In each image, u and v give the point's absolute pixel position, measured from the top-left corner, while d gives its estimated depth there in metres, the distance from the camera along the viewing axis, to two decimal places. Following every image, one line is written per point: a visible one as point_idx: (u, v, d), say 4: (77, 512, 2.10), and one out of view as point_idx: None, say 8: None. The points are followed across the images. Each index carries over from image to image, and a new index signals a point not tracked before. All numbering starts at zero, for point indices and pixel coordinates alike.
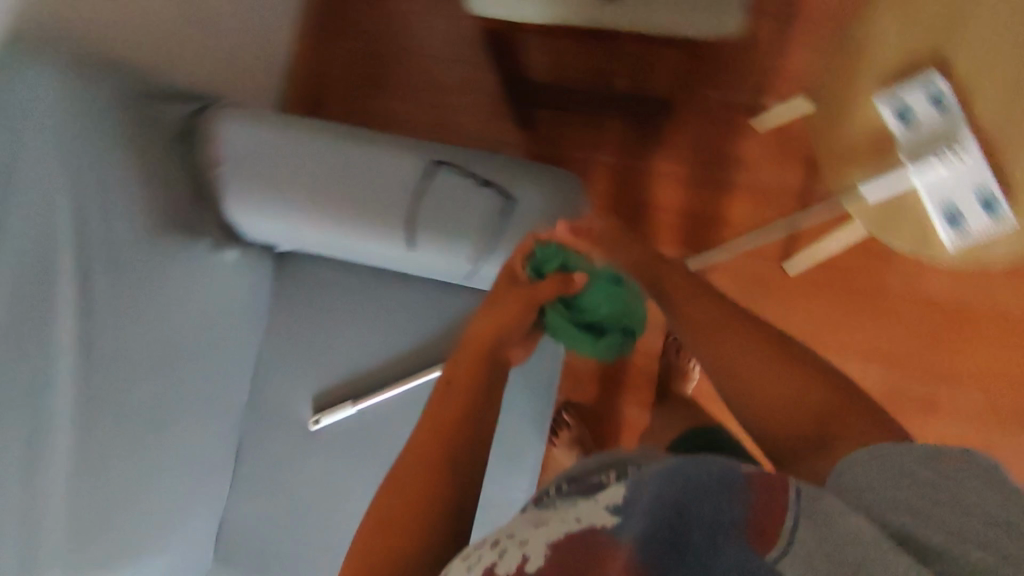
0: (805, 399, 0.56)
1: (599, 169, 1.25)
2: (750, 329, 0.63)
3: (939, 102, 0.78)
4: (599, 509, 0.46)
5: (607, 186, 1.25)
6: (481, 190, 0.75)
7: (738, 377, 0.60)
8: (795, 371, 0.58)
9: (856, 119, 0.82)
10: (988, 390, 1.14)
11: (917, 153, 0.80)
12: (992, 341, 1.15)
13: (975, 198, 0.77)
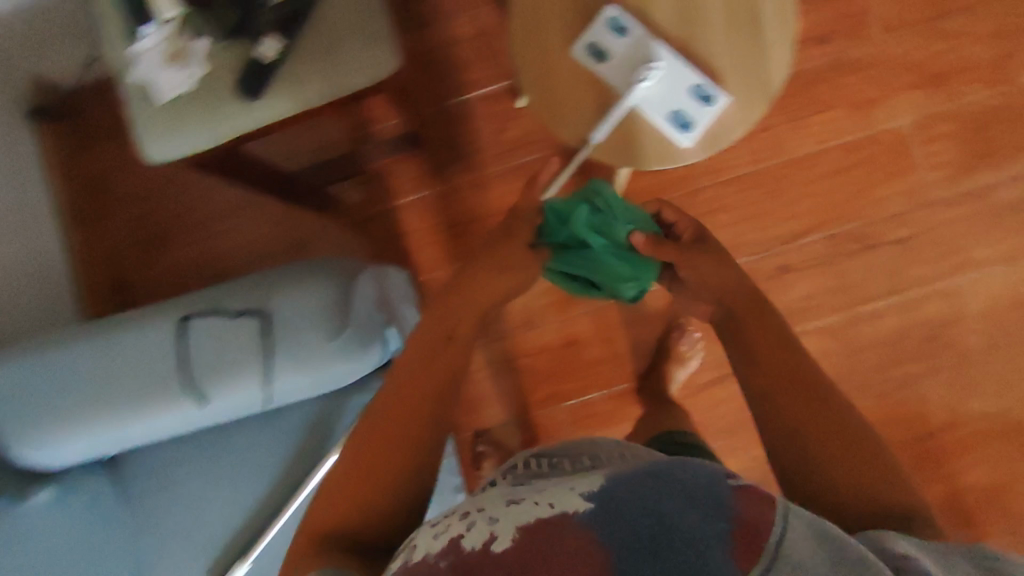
0: (877, 485, 0.52)
1: (406, 213, 1.27)
2: (828, 416, 0.56)
3: (620, 28, 0.84)
4: (571, 497, 0.46)
5: (422, 225, 1.27)
6: (245, 314, 0.75)
7: (831, 474, 0.53)
8: (876, 459, 0.53)
9: (563, 74, 0.85)
10: (823, 233, 1.19)
11: (624, 79, 0.84)
12: (802, 189, 1.20)
13: (687, 95, 0.83)
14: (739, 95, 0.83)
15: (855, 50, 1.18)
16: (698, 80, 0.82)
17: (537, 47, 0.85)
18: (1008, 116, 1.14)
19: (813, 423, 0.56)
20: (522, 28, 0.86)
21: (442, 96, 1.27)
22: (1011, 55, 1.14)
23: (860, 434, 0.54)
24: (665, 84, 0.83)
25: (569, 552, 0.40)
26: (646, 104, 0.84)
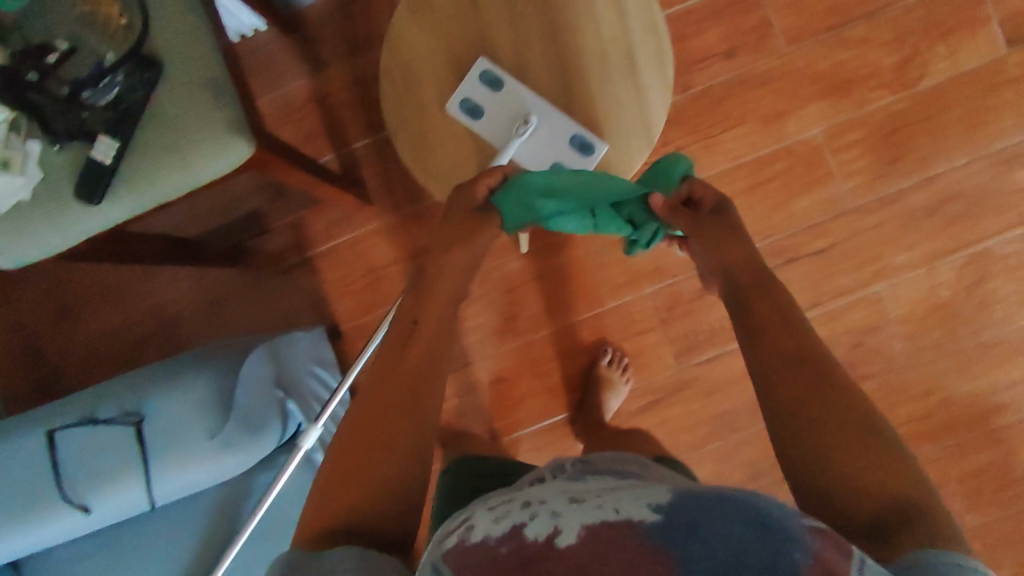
0: (875, 483, 0.49)
1: (321, 262, 1.26)
2: (833, 413, 0.54)
3: (492, 83, 0.81)
4: (640, 505, 0.44)
5: (339, 273, 1.26)
6: (116, 417, 0.75)
7: (832, 471, 0.51)
8: (884, 456, 0.51)
9: (439, 134, 0.83)
10: None
11: (500, 136, 0.82)
12: None
13: (568, 145, 0.81)
14: (621, 143, 0.81)
15: (760, 63, 1.17)
16: (576, 131, 0.81)
17: (410, 108, 0.83)
18: (915, 119, 1.13)
19: (822, 410, 0.54)
20: (392, 90, 0.83)
21: (348, 139, 1.24)
22: (913, 58, 1.13)
23: (876, 429, 0.52)
24: (543, 138, 0.82)
25: (626, 550, 0.40)
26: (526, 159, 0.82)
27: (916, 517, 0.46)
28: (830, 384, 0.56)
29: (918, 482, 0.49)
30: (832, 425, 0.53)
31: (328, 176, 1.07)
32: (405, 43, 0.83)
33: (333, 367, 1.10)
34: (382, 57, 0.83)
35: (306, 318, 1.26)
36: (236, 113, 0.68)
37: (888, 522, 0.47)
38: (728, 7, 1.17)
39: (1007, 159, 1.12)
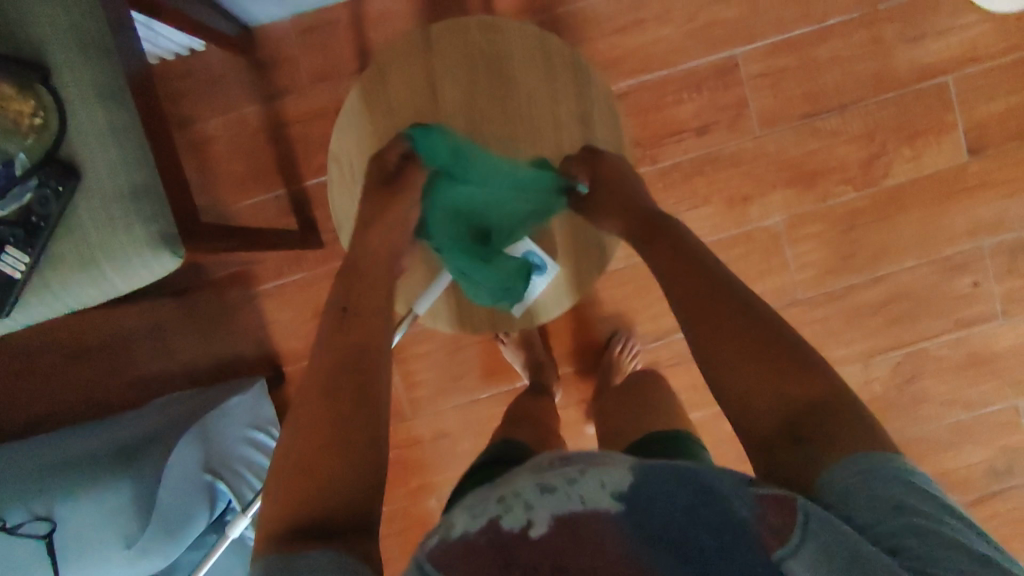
0: (787, 397, 0.52)
1: (267, 301, 1.21)
2: (741, 335, 0.56)
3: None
4: (600, 486, 0.47)
5: (286, 314, 1.21)
6: (24, 520, 0.77)
7: (752, 395, 0.54)
8: (801, 375, 0.53)
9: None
10: None
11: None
12: None
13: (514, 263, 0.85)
14: (570, 266, 0.86)
15: (732, 143, 1.15)
16: (530, 250, 0.85)
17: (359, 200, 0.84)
18: (873, 217, 1.14)
19: (731, 344, 0.56)
20: (341, 180, 0.83)
21: (303, 176, 1.18)
22: (879, 156, 1.13)
23: (784, 345, 0.54)
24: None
25: (598, 540, 0.44)
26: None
27: (823, 424, 0.50)
28: (743, 317, 0.57)
29: (828, 384, 0.52)
30: (744, 355, 0.55)
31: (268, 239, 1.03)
32: (359, 132, 0.83)
33: (275, 424, 1.06)
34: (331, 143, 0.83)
35: (251, 357, 1.22)
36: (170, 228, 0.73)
37: (803, 431, 0.51)
38: (706, 82, 1.14)
39: (953, 266, 1.15)
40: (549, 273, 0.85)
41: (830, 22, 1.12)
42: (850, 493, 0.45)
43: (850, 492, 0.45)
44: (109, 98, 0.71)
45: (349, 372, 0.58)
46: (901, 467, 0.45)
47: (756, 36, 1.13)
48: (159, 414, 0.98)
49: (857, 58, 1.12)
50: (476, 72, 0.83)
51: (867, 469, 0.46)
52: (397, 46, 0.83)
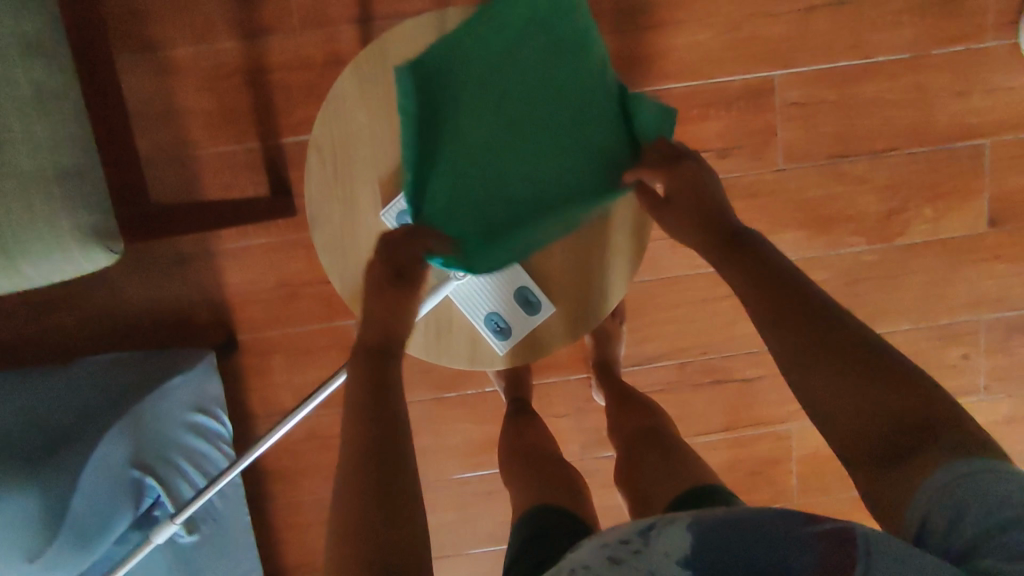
0: (885, 416, 0.48)
1: (225, 262, 1.08)
2: (814, 346, 0.52)
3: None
4: (665, 558, 0.43)
5: (244, 279, 1.09)
6: None
7: (836, 415, 0.50)
8: (880, 385, 0.49)
9: (366, 238, 0.79)
10: (675, 359, 1.12)
11: (438, 263, 0.78)
12: (665, 313, 1.11)
13: (514, 298, 0.79)
14: (567, 305, 0.80)
15: (751, 172, 1.07)
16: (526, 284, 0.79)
17: (339, 197, 0.78)
18: (880, 273, 1.09)
19: (818, 363, 0.51)
20: (323, 175, 0.78)
21: (280, 132, 1.04)
22: (899, 212, 1.08)
23: (878, 363, 0.50)
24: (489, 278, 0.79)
25: None
26: (466, 297, 0.79)
27: (918, 433, 0.47)
28: (819, 326, 0.53)
29: (916, 386, 0.48)
30: (841, 379, 0.50)
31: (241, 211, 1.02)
32: (351, 123, 0.77)
33: (220, 401, 0.98)
34: (314, 131, 0.77)
35: (200, 321, 1.10)
36: (109, 226, 0.75)
37: (903, 438, 0.47)
38: (737, 101, 1.05)
39: (947, 335, 1.11)
40: (542, 311, 0.79)
41: (878, 59, 1.03)
42: (936, 513, 0.43)
43: (930, 507, 0.43)
44: (53, 70, 0.71)
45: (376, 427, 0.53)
46: (987, 466, 0.43)
47: (798, 60, 1.03)
48: (91, 381, 0.88)
49: (898, 104, 1.04)
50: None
51: (962, 479, 0.43)
52: (411, 34, 0.76)
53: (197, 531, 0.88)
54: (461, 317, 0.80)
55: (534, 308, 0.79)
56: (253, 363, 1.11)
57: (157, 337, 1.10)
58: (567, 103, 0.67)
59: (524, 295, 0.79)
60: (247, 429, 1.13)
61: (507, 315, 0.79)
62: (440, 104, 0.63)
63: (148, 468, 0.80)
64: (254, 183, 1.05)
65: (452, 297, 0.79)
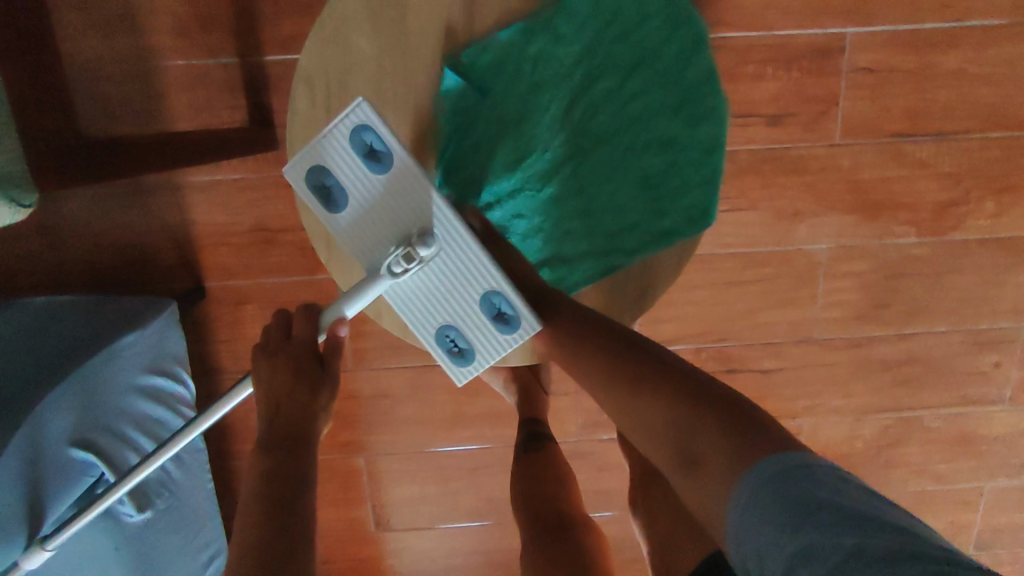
0: (683, 421, 0.50)
1: (192, 197, 0.93)
2: (629, 372, 0.54)
3: (371, 159, 0.59)
4: None
5: (214, 219, 0.94)
6: None
7: (647, 423, 0.52)
8: (673, 396, 0.51)
9: None
10: (689, 344, 1.03)
11: (371, 245, 0.63)
12: (686, 294, 1.00)
13: (479, 305, 0.62)
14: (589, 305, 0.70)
15: (803, 145, 0.94)
16: (485, 288, 0.61)
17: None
18: (923, 270, 0.99)
19: (625, 378, 0.55)
20: (312, 116, 0.63)
21: (261, 48, 0.87)
22: (958, 204, 0.96)
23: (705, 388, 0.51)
24: (440, 273, 0.62)
25: None
26: (414, 293, 0.65)
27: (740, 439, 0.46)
28: (650, 363, 0.54)
29: (705, 402, 0.49)
30: (672, 403, 0.51)
31: (188, 149, 0.84)
32: (350, 53, 0.62)
33: (182, 361, 0.86)
34: (303, 59, 0.62)
35: (163, 262, 0.96)
36: (18, 179, 0.69)
37: (694, 445, 0.48)
38: (800, 61, 0.90)
39: (983, 341, 1.03)
40: (519, 328, 0.61)
41: (968, 25, 0.89)
42: (761, 540, 0.40)
43: (756, 524, 0.41)
44: None
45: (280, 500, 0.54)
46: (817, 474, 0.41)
47: (878, 17, 0.89)
48: (34, 329, 0.78)
49: (980, 80, 0.91)
50: (533, 7, 0.64)
51: (786, 486, 0.41)
52: None
53: (150, 508, 0.79)
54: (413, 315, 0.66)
55: (502, 320, 0.62)
56: (222, 314, 0.98)
57: (112, 276, 0.96)
58: (636, 116, 0.66)
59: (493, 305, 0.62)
60: (215, 384, 1.02)
61: (468, 328, 0.64)
62: (514, 95, 0.65)
63: (81, 444, 0.71)
64: (229, 107, 0.89)
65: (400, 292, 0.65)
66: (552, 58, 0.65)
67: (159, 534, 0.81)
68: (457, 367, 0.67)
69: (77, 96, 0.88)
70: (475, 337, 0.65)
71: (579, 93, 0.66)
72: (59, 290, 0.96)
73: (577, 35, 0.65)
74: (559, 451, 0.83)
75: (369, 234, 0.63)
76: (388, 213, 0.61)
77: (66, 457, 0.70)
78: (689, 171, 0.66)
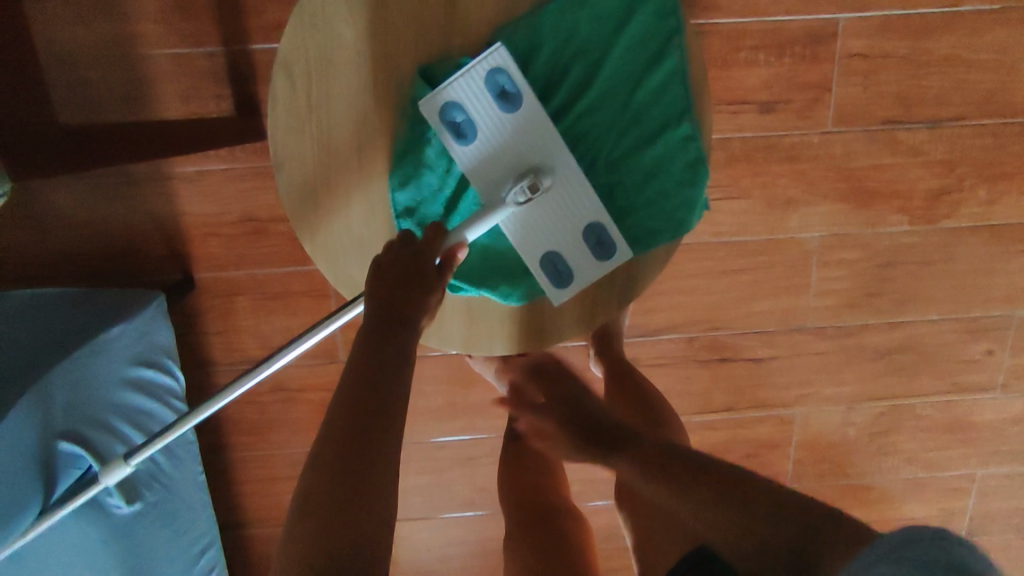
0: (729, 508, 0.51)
1: (181, 188, 0.92)
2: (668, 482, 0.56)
3: (503, 100, 0.62)
4: None
5: (204, 210, 0.93)
6: None
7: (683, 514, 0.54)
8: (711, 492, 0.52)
9: (343, 186, 0.65)
10: (683, 333, 1.02)
11: (491, 180, 0.63)
12: (679, 283, 1.00)
13: (584, 235, 0.64)
14: (575, 304, 0.68)
15: (796, 132, 0.93)
16: (594, 220, 0.63)
17: (313, 132, 0.63)
18: (917, 258, 0.99)
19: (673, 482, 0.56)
20: (293, 102, 0.63)
21: (247, 36, 0.86)
22: (952, 191, 0.96)
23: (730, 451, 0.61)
24: (555, 205, 0.63)
25: None
26: (520, 226, 0.64)
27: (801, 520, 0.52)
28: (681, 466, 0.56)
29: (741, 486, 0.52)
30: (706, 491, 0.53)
31: (184, 143, 0.83)
32: (331, 37, 0.61)
33: (171, 353, 0.86)
34: (283, 43, 0.61)
35: (153, 254, 0.95)
36: None
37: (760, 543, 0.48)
38: (793, 47, 0.89)
39: (976, 329, 1.03)
40: (615, 254, 0.64)
41: (962, 10, 0.88)
42: None
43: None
44: None
45: (369, 426, 0.49)
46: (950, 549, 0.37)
47: (871, 2, 0.88)
48: (27, 319, 0.78)
49: (974, 65, 0.91)
50: None
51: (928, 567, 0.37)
52: None
53: (139, 500, 0.79)
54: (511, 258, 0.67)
55: (605, 249, 0.64)
56: (214, 305, 0.98)
57: (101, 268, 0.95)
58: (625, 103, 0.63)
59: (602, 232, 0.64)
60: (206, 376, 1.01)
61: (575, 258, 0.65)
62: None
63: (71, 437, 0.71)
64: (216, 96, 0.88)
65: (508, 224, 0.64)
66: (533, 54, 0.63)
67: (148, 526, 0.80)
68: (555, 289, 0.66)
69: (61, 84, 0.87)
70: (581, 265, 0.65)
71: (563, 81, 0.63)
72: (48, 282, 0.95)
73: (560, 26, 0.62)
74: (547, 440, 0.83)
75: (488, 170, 0.63)
76: (510, 148, 0.63)
77: (59, 449, 0.70)
78: (683, 159, 0.63)
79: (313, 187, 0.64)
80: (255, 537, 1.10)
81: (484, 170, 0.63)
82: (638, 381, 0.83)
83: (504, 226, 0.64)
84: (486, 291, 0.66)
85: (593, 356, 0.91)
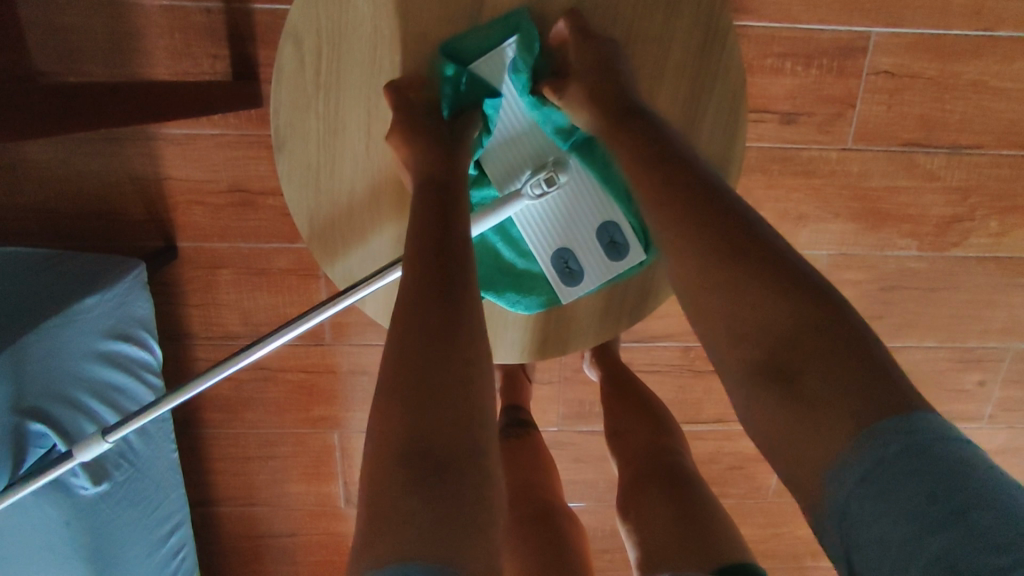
0: (794, 329, 0.41)
1: (167, 149, 0.87)
2: (719, 245, 0.45)
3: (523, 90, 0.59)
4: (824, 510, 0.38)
5: (190, 175, 0.88)
6: None
7: (742, 301, 0.43)
8: (777, 298, 0.42)
9: (348, 170, 0.61)
10: (679, 341, 1.00)
11: (510, 173, 0.61)
12: None
13: (598, 235, 0.61)
14: (588, 306, 0.65)
15: (815, 146, 0.90)
16: (608, 219, 0.61)
17: (320, 112, 0.59)
18: (920, 283, 0.97)
19: (741, 264, 0.44)
20: (300, 77, 0.58)
21: None
22: (962, 220, 0.94)
23: (737, 215, 0.46)
24: (572, 202, 0.61)
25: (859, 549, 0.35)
26: (533, 224, 0.61)
27: (847, 355, 0.39)
28: (729, 230, 0.45)
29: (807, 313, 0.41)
30: (760, 287, 0.43)
31: (163, 104, 0.74)
32: (346, 11, 0.57)
33: (148, 326, 0.82)
34: (293, 11, 0.56)
35: (132, 217, 0.90)
36: None
37: (801, 343, 0.41)
38: (821, 58, 0.86)
39: (970, 359, 1.02)
40: (628, 258, 0.61)
41: (996, 35, 0.86)
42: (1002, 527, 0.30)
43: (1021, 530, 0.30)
44: None
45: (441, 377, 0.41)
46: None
47: (905, 20, 0.85)
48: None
49: (1000, 94, 0.88)
50: None
51: None
52: None
53: (105, 481, 0.75)
54: (521, 256, 0.63)
55: (620, 250, 0.61)
56: (195, 277, 0.93)
57: (76, 228, 0.90)
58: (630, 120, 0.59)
59: (618, 233, 0.61)
60: (183, 349, 0.97)
61: (586, 254, 0.61)
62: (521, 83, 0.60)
63: (32, 414, 0.66)
64: (211, 56, 0.82)
65: (518, 220, 0.61)
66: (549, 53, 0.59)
67: (115, 505, 0.77)
68: (564, 289, 0.62)
69: (39, 27, 0.80)
70: (594, 260, 0.61)
71: None
72: (18, 239, 0.90)
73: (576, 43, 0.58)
74: (539, 438, 0.81)
75: (506, 158, 0.61)
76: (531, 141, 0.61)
77: (15, 426, 0.65)
78: None
79: (316, 166, 0.61)
80: (223, 515, 1.07)
81: (505, 161, 0.61)
82: (634, 383, 0.81)
83: (516, 220, 0.62)
84: (492, 296, 0.63)
85: (587, 360, 0.92)
